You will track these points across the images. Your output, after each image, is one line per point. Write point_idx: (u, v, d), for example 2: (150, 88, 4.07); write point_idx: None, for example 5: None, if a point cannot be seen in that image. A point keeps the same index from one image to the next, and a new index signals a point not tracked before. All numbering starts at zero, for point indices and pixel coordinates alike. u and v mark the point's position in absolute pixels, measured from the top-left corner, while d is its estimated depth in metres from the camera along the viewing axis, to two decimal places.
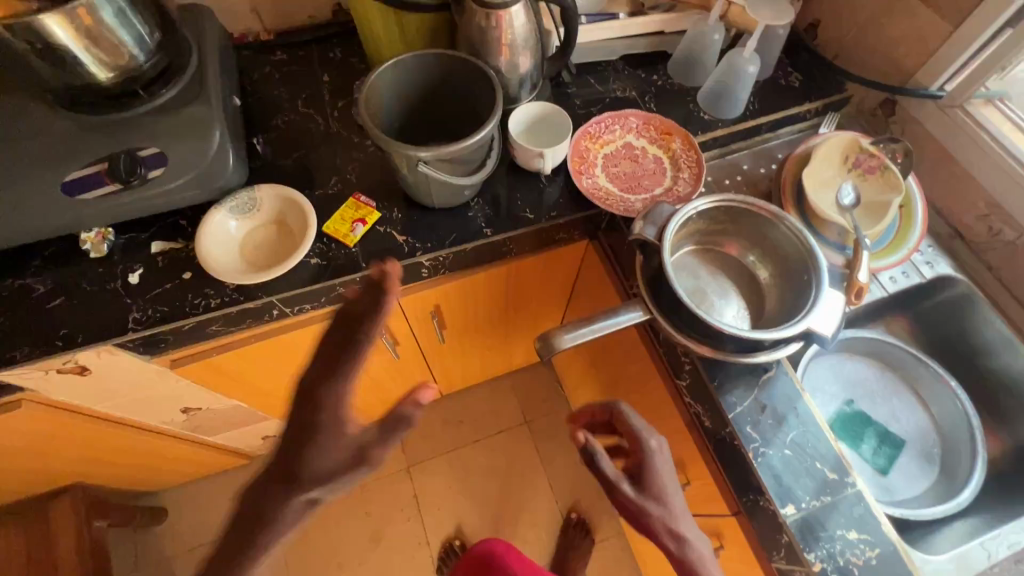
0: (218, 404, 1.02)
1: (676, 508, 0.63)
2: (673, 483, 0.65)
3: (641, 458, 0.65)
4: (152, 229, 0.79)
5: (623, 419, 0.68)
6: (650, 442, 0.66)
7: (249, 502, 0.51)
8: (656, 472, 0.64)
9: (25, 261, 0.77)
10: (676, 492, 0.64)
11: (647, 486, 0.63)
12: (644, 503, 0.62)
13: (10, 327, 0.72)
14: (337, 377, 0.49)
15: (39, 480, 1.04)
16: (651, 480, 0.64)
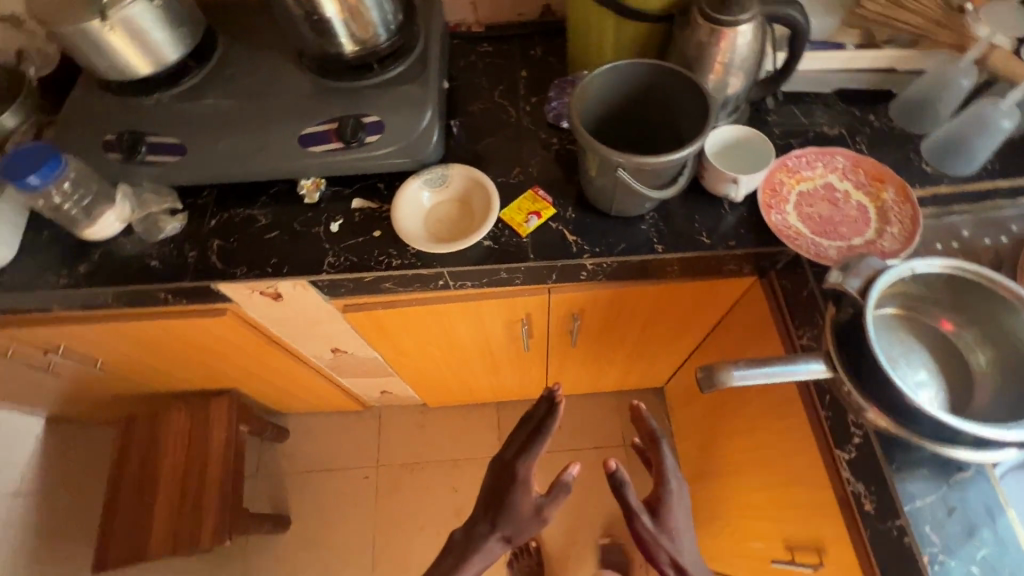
0: (361, 352, 1.13)
1: (686, 547, 0.70)
2: (688, 523, 0.72)
3: (663, 495, 0.71)
4: (354, 188, 0.89)
5: (657, 453, 0.72)
6: (673, 482, 0.72)
7: (458, 537, 0.75)
8: (674, 510, 0.71)
9: (254, 195, 0.90)
10: (686, 531, 0.71)
11: (664, 521, 0.70)
12: (657, 537, 0.69)
13: (236, 248, 0.85)
14: (523, 459, 0.74)
15: (211, 377, 1.22)
16: (668, 516, 0.71)
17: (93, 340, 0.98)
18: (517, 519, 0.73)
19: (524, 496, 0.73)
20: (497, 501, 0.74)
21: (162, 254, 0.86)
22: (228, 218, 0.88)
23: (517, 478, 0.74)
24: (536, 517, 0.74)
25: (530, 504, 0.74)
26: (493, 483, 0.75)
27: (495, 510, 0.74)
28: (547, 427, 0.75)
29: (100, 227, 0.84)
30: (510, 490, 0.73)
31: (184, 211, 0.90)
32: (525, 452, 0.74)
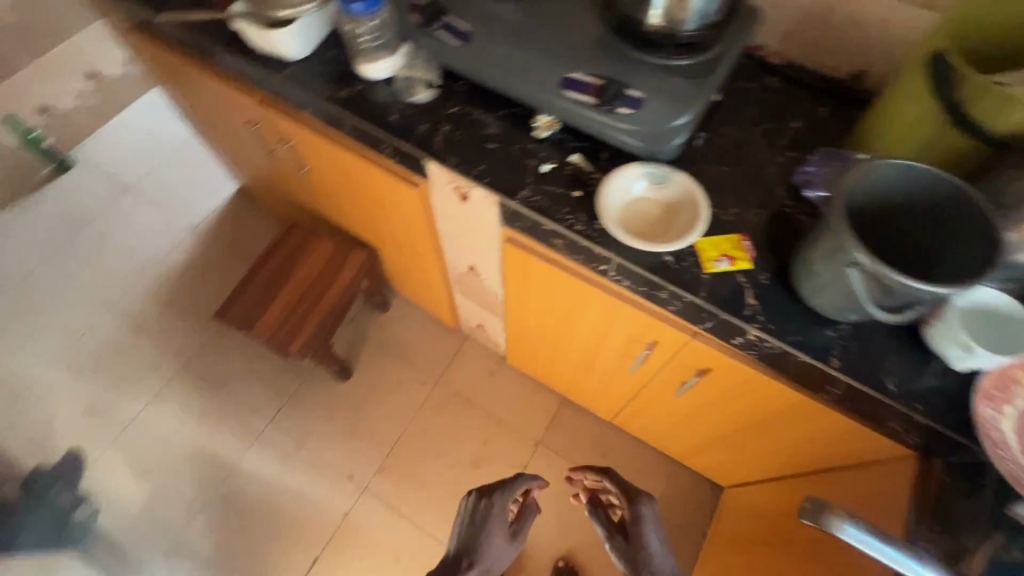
0: (491, 282, 1.19)
1: (662, 557, 0.85)
2: (658, 533, 0.88)
3: (635, 513, 0.89)
4: (580, 143, 0.90)
5: (620, 481, 0.94)
6: (643, 504, 0.90)
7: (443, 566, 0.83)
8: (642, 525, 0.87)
9: (495, 102, 0.95)
10: (656, 543, 0.86)
11: (634, 535, 0.87)
12: (631, 550, 0.85)
13: (458, 139, 0.91)
14: (501, 495, 0.90)
15: (366, 229, 1.36)
16: (637, 531, 0.87)
17: (312, 150, 1.14)
18: (492, 550, 0.84)
19: (497, 525, 0.87)
20: (474, 538, 0.85)
21: (405, 113, 0.95)
22: (464, 112, 0.94)
23: (501, 509, 0.88)
24: (507, 543, 0.87)
25: (501, 538, 0.86)
26: (477, 515, 0.88)
27: (478, 537, 0.85)
28: (516, 481, 0.92)
29: (374, 68, 0.95)
30: (488, 526, 0.86)
31: (438, 89, 0.96)
32: (503, 495, 0.90)
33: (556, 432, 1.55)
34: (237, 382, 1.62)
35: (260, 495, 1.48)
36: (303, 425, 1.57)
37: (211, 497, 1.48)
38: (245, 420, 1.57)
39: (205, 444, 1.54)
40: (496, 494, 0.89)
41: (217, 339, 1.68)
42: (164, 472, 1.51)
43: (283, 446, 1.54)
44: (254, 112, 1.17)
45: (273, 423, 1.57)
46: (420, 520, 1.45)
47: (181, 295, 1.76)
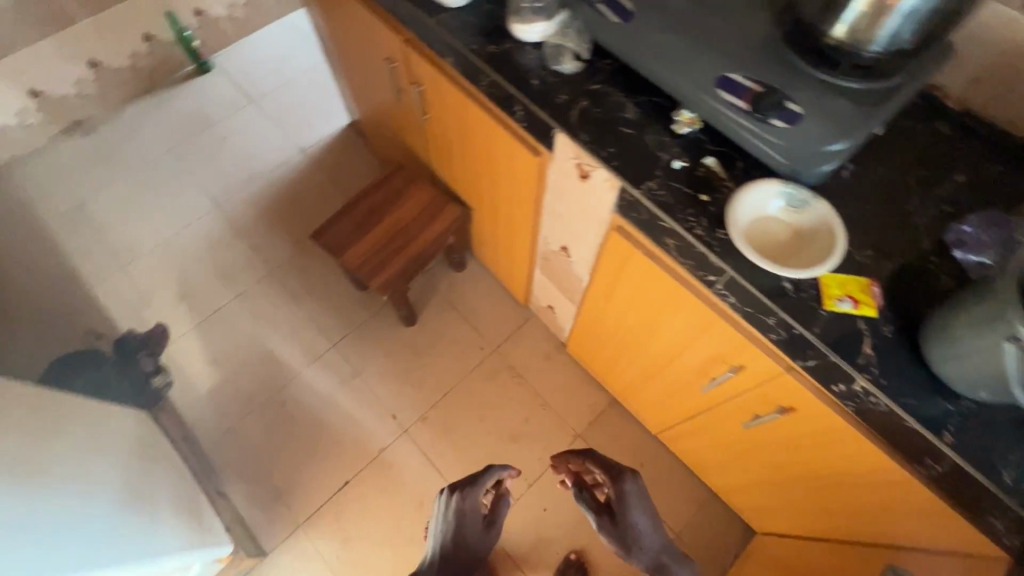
0: (579, 267, 1.18)
1: (648, 530, 0.87)
2: (643, 508, 0.89)
3: (621, 492, 0.89)
4: (717, 148, 0.86)
5: (601, 461, 0.93)
6: (628, 482, 0.90)
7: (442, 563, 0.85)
8: (627, 504, 0.88)
9: (637, 88, 0.93)
10: (642, 518, 0.88)
11: (621, 514, 0.87)
12: (621, 529, 0.86)
13: (594, 116, 0.90)
14: (478, 491, 0.92)
15: (467, 187, 1.38)
16: (622, 510, 0.88)
17: (441, 99, 1.15)
18: (476, 550, 0.88)
19: (474, 519, 0.90)
20: (460, 540, 0.88)
21: (546, 80, 0.94)
22: (605, 90, 0.92)
23: (476, 511, 0.91)
24: (481, 542, 0.90)
25: (477, 534, 0.90)
26: (452, 518, 0.89)
27: (466, 538, 0.88)
28: (486, 476, 0.95)
29: (526, 30, 0.94)
30: (469, 526, 0.89)
31: (583, 63, 0.95)
32: (478, 495, 0.92)
33: (598, 429, 1.54)
34: (311, 301, 1.71)
35: (309, 411, 1.57)
36: (361, 357, 1.64)
37: (266, 400, 1.58)
38: (311, 338, 1.66)
39: (272, 350, 1.64)
40: (465, 493, 0.92)
41: (301, 258, 1.78)
42: (232, 367, 1.62)
43: (339, 371, 1.62)
44: (395, 51, 1.20)
45: (335, 348, 1.65)
46: (448, 475, 1.50)
47: (279, 210, 1.87)
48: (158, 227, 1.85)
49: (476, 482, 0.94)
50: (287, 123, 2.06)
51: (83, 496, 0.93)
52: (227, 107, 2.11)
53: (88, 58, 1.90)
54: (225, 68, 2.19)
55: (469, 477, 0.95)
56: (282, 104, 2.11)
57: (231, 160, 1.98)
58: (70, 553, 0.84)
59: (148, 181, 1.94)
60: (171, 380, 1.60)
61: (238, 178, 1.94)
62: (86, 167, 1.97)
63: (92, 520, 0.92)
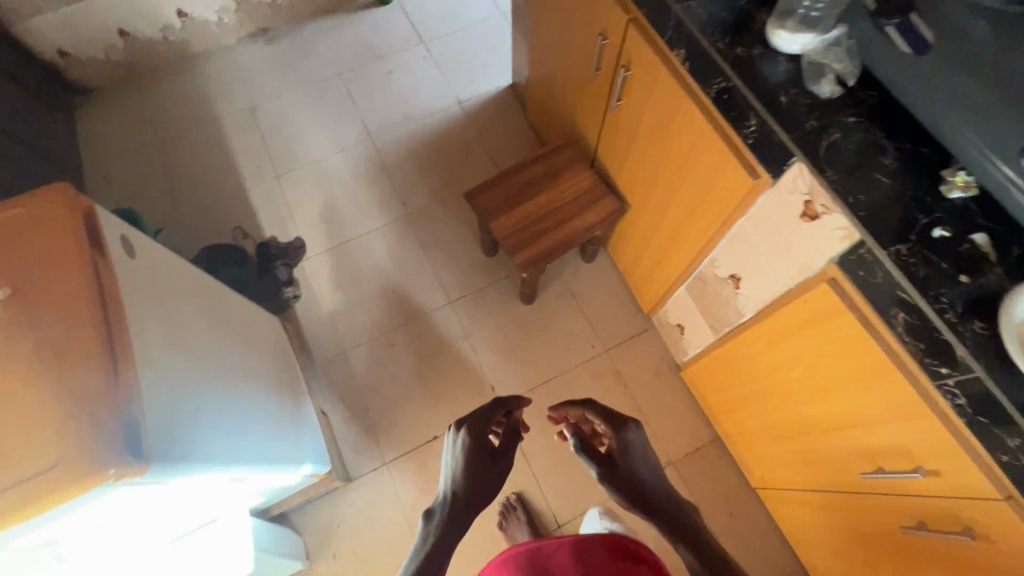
0: (746, 301, 1.09)
1: (648, 478, 0.87)
2: (639, 458, 0.90)
3: (621, 441, 0.91)
4: (990, 224, 0.74)
5: (602, 410, 0.96)
6: (628, 433, 0.92)
7: (461, 504, 0.80)
8: (625, 452, 0.90)
9: (903, 132, 0.81)
10: (638, 466, 0.88)
11: (619, 460, 0.89)
12: (618, 478, 0.86)
13: (846, 154, 0.79)
14: (477, 428, 0.90)
15: (636, 184, 1.31)
16: (619, 459, 0.89)
17: (649, 88, 1.07)
18: (478, 480, 0.83)
19: (476, 449, 0.87)
20: (466, 473, 0.84)
21: (796, 100, 0.84)
22: (863, 127, 0.81)
23: (484, 441, 0.88)
24: (494, 472, 0.86)
25: (476, 462, 0.85)
26: (461, 447, 0.87)
27: (471, 473, 0.84)
28: (493, 409, 0.96)
29: (788, 40, 0.84)
30: (471, 458, 0.85)
31: (845, 89, 0.83)
32: (476, 432, 0.89)
33: (694, 462, 1.48)
34: (438, 254, 1.73)
35: (415, 359, 1.61)
36: (474, 322, 1.65)
37: (378, 338, 1.64)
38: (431, 289, 1.69)
39: (393, 291, 1.69)
40: (472, 427, 0.89)
41: (437, 209, 1.80)
42: (354, 296, 1.69)
43: (450, 329, 1.64)
44: (611, 27, 1.12)
45: (451, 306, 1.67)
46: (534, 460, 1.49)
47: (426, 157, 1.89)
48: (314, 147, 1.93)
49: (483, 417, 0.94)
50: (450, 70, 2.06)
51: (236, 383, 1.01)
52: (398, 43, 2.13)
53: None
54: (403, 4, 2.21)
55: (477, 413, 0.95)
56: (449, 50, 2.10)
57: (391, 96, 2.02)
58: (227, 435, 0.91)
59: (313, 99, 2.02)
60: (299, 295, 1.66)
61: (393, 116, 1.97)
62: (262, 74, 2.07)
63: (243, 404, 1.01)
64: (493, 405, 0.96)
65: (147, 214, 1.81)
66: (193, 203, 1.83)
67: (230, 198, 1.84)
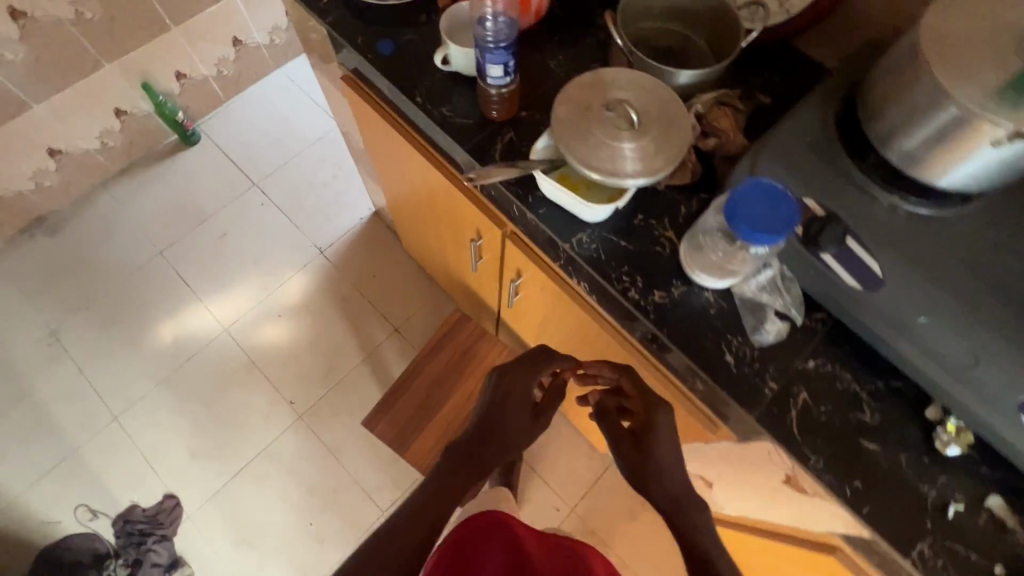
0: (724, 502, 0.94)
1: (680, 465, 0.68)
2: (671, 439, 0.69)
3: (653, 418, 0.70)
4: (999, 473, 0.62)
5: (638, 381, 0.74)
6: (665, 412, 0.70)
7: (467, 454, 0.66)
8: (658, 433, 0.69)
9: (870, 365, 0.67)
10: (670, 451, 0.68)
11: (644, 438, 0.70)
12: (638, 458, 0.69)
13: (820, 424, 0.64)
14: (509, 375, 0.75)
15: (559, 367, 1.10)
16: (643, 439, 0.70)
17: (553, 301, 0.87)
18: (502, 438, 0.70)
19: (514, 407, 0.72)
20: (489, 430, 0.69)
21: (742, 357, 0.67)
22: (828, 373, 0.66)
23: (526, 392, 0.74)
24: (516, 426, 0.71)
25: (516, 416, 0.72)
26: (499, 392, 0.72)
27: (488, 427, 0.69)
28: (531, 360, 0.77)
29: (712, 281, 0.68)
30: (499, 420, 0.70)
31: (793, 323, 0.68)
32: (508, 378, 0.74)
33: None
34: (352, 454, 1.45)
35: None
36: None
37: None
38: (356, 504, 1.40)
39: (310, 521, 1.39)
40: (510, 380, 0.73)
41: (333, 396, 1.50)
42: (264, 548, 1.36)
43: None
44: (486, 232, 0.90)
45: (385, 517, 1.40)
46: None
47: (300, 332, 1.57)
48: (154, 362, 1.53)
49: (528, 363, 0.76)
50: (299, 212, 1.73)
51: None
52: (223, 191, 1.75)
53: (48, 146, 1.54)
54: (216, 139, 1.83)
55: (523, 360, 0.77)
56: (291, 186, 1.77)
57: (235, 264, 1.65)
58: None
59: (136, 295, 1.60)
60: (190, 574, 1.34)
61: (244, 290, 1.62)
62: (55, 280, 1.61)
63: None
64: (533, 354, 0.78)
65: None
66: (8, 492, 1.38)
67: (58, 468, 1.41)
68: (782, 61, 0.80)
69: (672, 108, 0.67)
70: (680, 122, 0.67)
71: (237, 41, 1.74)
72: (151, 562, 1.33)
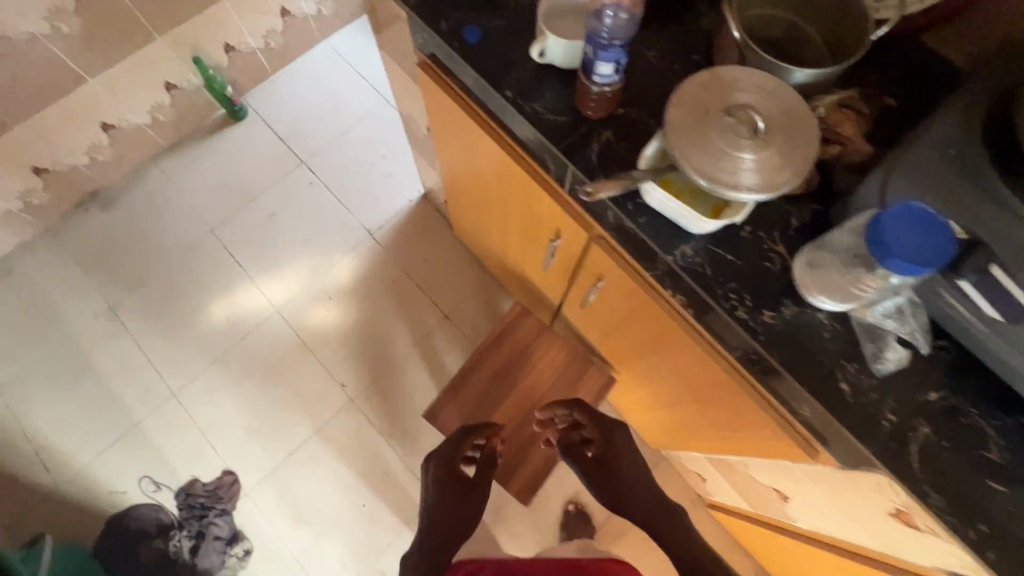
0: (799, 516, 0.92)
1: (638, 474, 1.01)
2: (625, 461, 1.02)
3: (608, 444, 1.04)
4: None
5: (591, 414, 1.07)
6: (615, 432, 1.07)
7: (439, 554, 0.90)
8: (616, 455, 1.03)
9: (997, 398, 0.62)
10: (625, 470, 1.01)
11: (611, 463, 1.02)
12: (610, 478, 1.00)
13: (942, 461, 0.60)
14: (445, 459, 1.06)
15: (626, 369, 1.08)
16: (608, 461, 1.02)
17: (636, 308, 0.84)
18: (448, 517, 0.97)
19: (444, 491, 1.02)
20: (437, 518, 0.96)
21: (859, 386, 0.63)
22: (951, 405, 0.62)
23: (457, 470, 1.05)
24: (458, 504, 1.00)
25: (441, 500, 1.00)
26: (438, 484, 1.02)
27: (441, 513, 0.97)
28: (457, 441, 1.07)
29: (834, 304, 0.63)
30: (436, 507, 0.99)
31: (915, 351, 0.64)
32: (439, 462, 1.06)
33: None
34: (403, 440, 1.46)
35: None
36: None
37: (363, 568, 1.37)
38: (408, 489, 1.43)
39: (364, 504, 1.41)
40: (438, 462, 1.05)
41: (384, 381, 1.51)
42: (319, 526, 1.40)
43: None
44: (568, 232, 0.86)
45: None
46: None
47: (351, 316, 1.57)
48: (209, 340, 1.55)
49: (452, 446, 1.07)
50: (348, 193, 1.70)
51: None
52: (271, 170, 1.73)
53: (102, 121, 1.53)
54: (263, 114, 1.79)
55: (452, 442, 1.08)
56: (339, 165, 1.74)
57: (285, 244, 1.64)
58: None
59: (189, 273, 1.61)
60: (250, 548, 1.39)
61: (294, 272, 1.62)
62: (110, 255, 1.62)
63: None
64: (465, 433, 1.09)
65: (18, 496, 1.40)
66: (76, 462, 1.44)
67: (122, 440, 1.46)
68: (909, 59, 0.73)
69: (800, 114, 0.62)
70: (807, 131, 0.61)
71: (286, 12, 1.68)
72: (213, 535, 1.38)
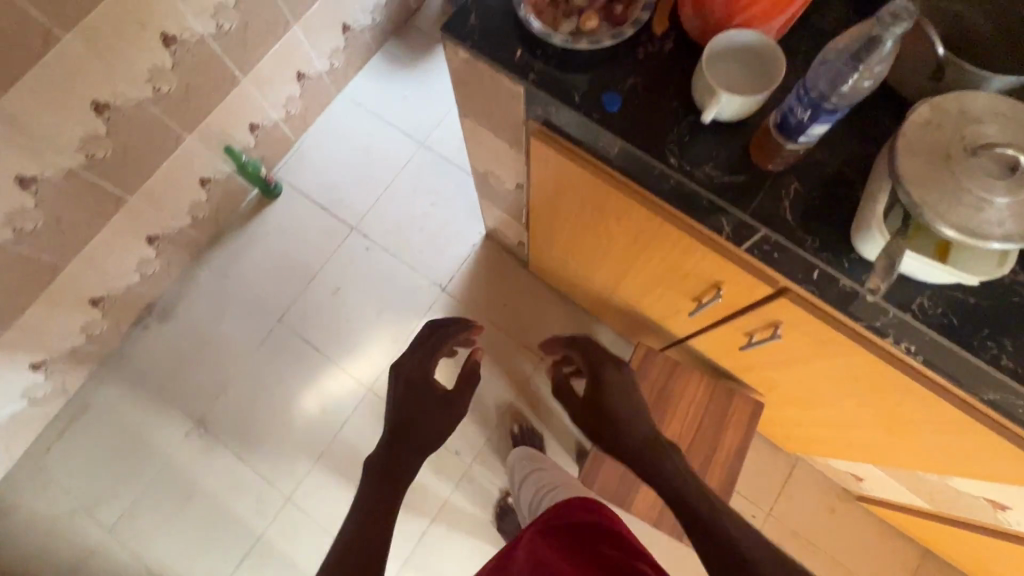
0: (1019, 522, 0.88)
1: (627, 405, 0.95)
2: (618, 397, 0.97)
3: (601, 381, 1.01)
4: None
5: (589, 356, 1.09)
6: (610, 371, 1.03)
7: (401, 459, 0.82)
8: (609, 396, 0.97)
9: None
10: (618, 404, 0.95)
11: (598, 399, 0.98)
12: (598, 414, 0.96)
13: None
14: (413, 370, 1.05)
15: (787, 396, 1.03)
16: (600, 400, 0.97)
17: (830, 356, 0.77)
18: (415, 418, 0.91)
19: (413, 391, 0.98)
20: (401, 420, 0.90)
21: None
22: None
23: (423, 377, 1.02)
24: (428, 403, 0.96)
25: (410, 394, 0.97)
26: (404, 389, 0.98)
27: (406, 421, 0.90)
28: (425, 362, 1.08)
29: None
30: (406, 405, 0.94)
31: None
32: (407, 370, 1.04)
33: None
34: None
35: None
36: None
37: None
38: None
39: None
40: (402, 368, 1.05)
41: (496, 438, 1.46)
42: None
43: None
44: (740, 288, 0.79)
45: None
46: None
47: None
48: (308, 435, 1.49)
49: (420, 359, 1.09)
50: (407, 250, 1.62)
51: None
52: (322, 242, 1.64)
53: (147, 235, 1.44)
54: (297, 184, 1.70)
55: (417, 359, 1.09)
56: (391, 224, 1.65)
57: (358, 318, 1.57)
58: None
59: (268, 369, 1.55)
60: None
61: (376, 346, 1.55)
62: (184, 368, 1.55)
63: None
64: (428, 354, 1.11)
65: None
66: None
67: (250, 557, 1.41)
68: None
69: None
70: None
71: (301, 74, 1.57)
72: None
